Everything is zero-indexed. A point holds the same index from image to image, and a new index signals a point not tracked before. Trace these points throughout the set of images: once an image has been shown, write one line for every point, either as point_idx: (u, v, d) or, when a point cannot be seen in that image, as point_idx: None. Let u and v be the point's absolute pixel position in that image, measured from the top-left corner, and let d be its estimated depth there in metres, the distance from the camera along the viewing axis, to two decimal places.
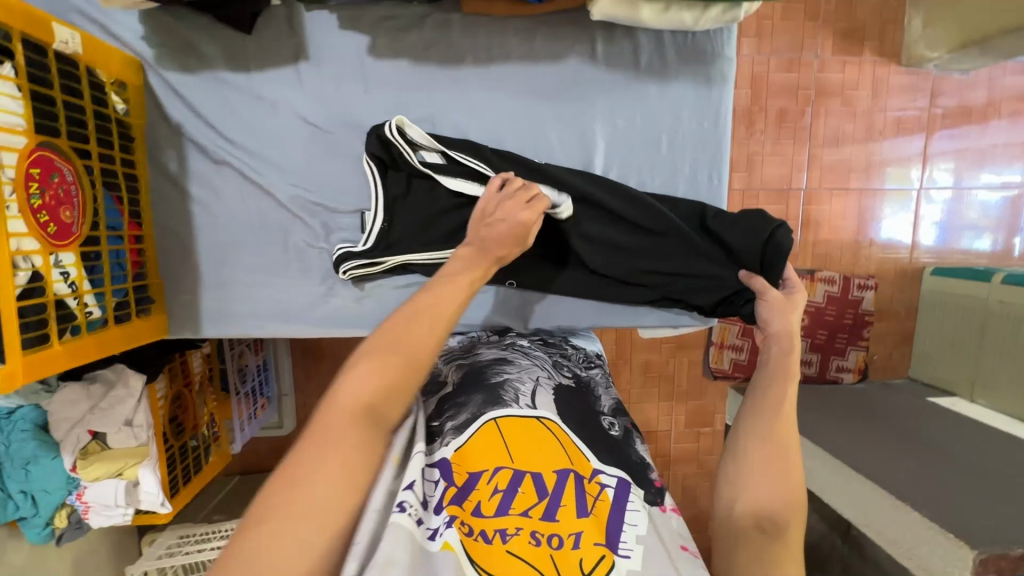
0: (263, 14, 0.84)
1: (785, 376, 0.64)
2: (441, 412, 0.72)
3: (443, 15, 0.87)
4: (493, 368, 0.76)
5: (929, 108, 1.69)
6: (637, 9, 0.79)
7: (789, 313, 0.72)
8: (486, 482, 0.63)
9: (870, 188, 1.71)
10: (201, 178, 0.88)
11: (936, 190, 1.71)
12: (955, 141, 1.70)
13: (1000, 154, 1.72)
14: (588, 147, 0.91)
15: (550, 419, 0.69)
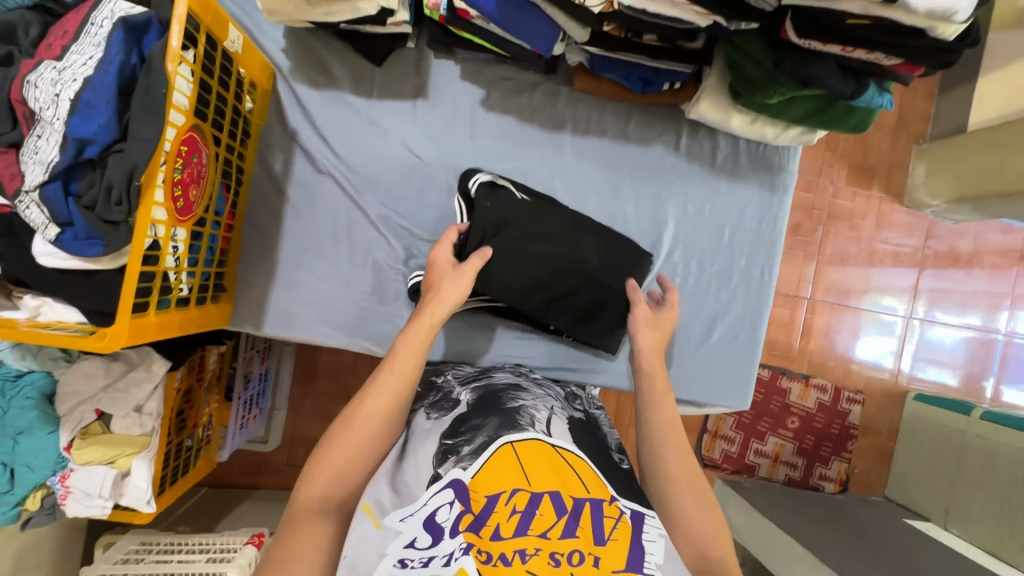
0: (396, 51, 0.92)
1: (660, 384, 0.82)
2: (456, 433, 0.69)
3: (554, 86, 0.97)
4: (508, 394, 0.77)
5: (921, 247, 1.80)
6: (730, 117, 0.90)
7: (647, 340, 0.87)
8: (503, 504, 0.59)
9: (858, 310, 1.78)
10: (301, 182, 0.92)
11: (918, 322, 1.80)
12: (941, 281, 1.81)
13: (975, 303, 1.82)
14: (659, 225, 1.00)
15: (565, 447, 0.67)
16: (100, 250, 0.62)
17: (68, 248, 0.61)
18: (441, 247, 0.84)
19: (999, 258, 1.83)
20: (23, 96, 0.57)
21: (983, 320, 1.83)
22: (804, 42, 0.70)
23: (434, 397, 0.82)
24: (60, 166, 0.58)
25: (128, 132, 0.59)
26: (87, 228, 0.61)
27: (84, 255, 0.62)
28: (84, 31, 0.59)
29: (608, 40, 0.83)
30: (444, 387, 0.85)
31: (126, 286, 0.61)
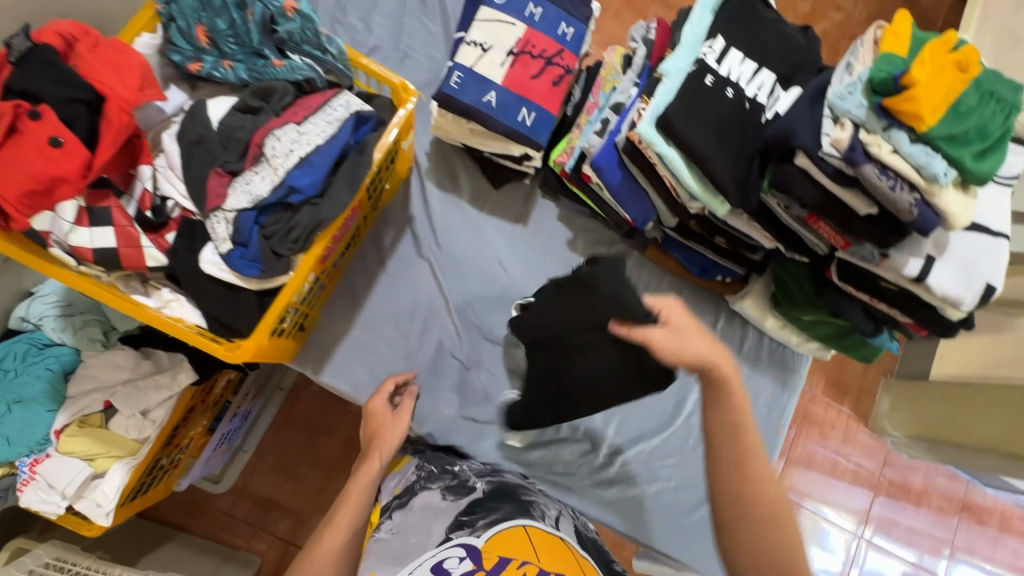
0: (514, 181, 1.10)
1: (746, 463, 0.71)
2: (472, 510, 0.80)
3: (629, 248, 1.14)
4: (523, 489, 0.86)
5: (878, 472, 1.92)
6: (766, 317, 1.08)
7: (697, 334, 0.68)
8: (514, 567, 0.71)
9: (814, 516, 1.87)
10: (400, 259, 1.04)
11: (865, 545, 1.87)
12: (893, 513, 1.90)
13: (919, 543, 1.89)
14: (686, 387, 1.12)
15: (569, 540, 0.79)
16: (256, 273, 0.71)
17: (232, 264, 0.70)
18: (378, 396, 0.91)
19: (944, 502, 1.93)
20: (262, 141, 0.70)
21: (924, 561, 1.89)
22: (842, 283, 0.89)
23: (450, 479, 0.88)
24: (265, 201, 0.69)
25: (325, 193, 0.72)
26: (255, 254, 0.71)
27: (241, 272, 0.71)
28: (323, 108, 0.74)
29: (688, 231, 1.03)
30: (461, 473, 0.90)
31: (270, 314, 0.73)
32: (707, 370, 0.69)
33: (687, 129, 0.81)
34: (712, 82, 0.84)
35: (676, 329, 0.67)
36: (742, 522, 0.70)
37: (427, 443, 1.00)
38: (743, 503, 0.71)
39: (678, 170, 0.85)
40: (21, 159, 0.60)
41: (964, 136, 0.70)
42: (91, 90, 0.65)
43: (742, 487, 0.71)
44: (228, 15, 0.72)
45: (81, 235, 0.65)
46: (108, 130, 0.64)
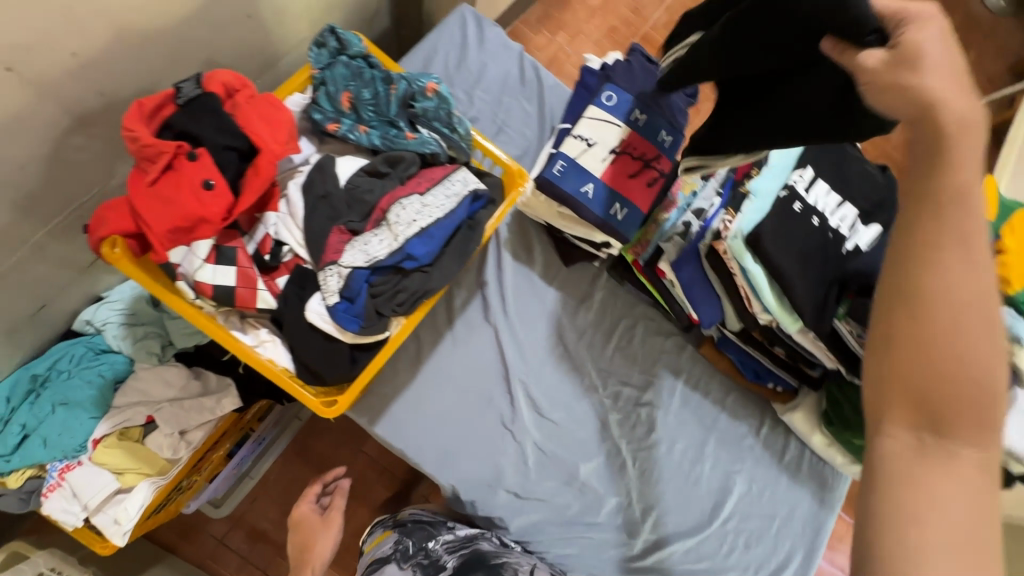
0: (584, 262, 1.14)
1: (933, 257, 0.47)
2: None
3: (685, 341, 1.16)
4: (494, 553, 0.91)
5: None
6: (813, 433, 1.09)
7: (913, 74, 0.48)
8: None
9: None
10: (467, 321, 1.06)
11: None
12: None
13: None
14: (726, 491, 1.11)
15: None
16: (356, 329, 0.72)
17: (336, 318, 0.72)
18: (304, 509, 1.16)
19: None
20: (387, 208, 0.75)
21: None
22: None
23: (422, 557, 0.91)
24: (380, 264, 0.72)
25: (436, 262, 0.75)
26: (359, 312, 0.73)
27: (341, 326, 0.72)
28: (444, 182, 0.78)
29: (749, 337, 1.06)
30: (433, 552, 0.92)
31: (365, 370, 0.74)
32: (918, 122, 0.49)
33: (776, 250, 0.86)
34: (800, 209, 0.89)
35: (910, 55, 0.48)
36: (910, 333, 0.47)
37: (406, 515, 1.01)
38: (906, 307, 0.47)
39: (759, 286, 0.89)
40: (175, 197, 0.65)
41: None
42: (246, 141, 0.70)
43: (921, 297, 0.47)
44: (374, 87, 0.78)
45: (207, 271, 0.68)
46: (254, 180, 0.69)
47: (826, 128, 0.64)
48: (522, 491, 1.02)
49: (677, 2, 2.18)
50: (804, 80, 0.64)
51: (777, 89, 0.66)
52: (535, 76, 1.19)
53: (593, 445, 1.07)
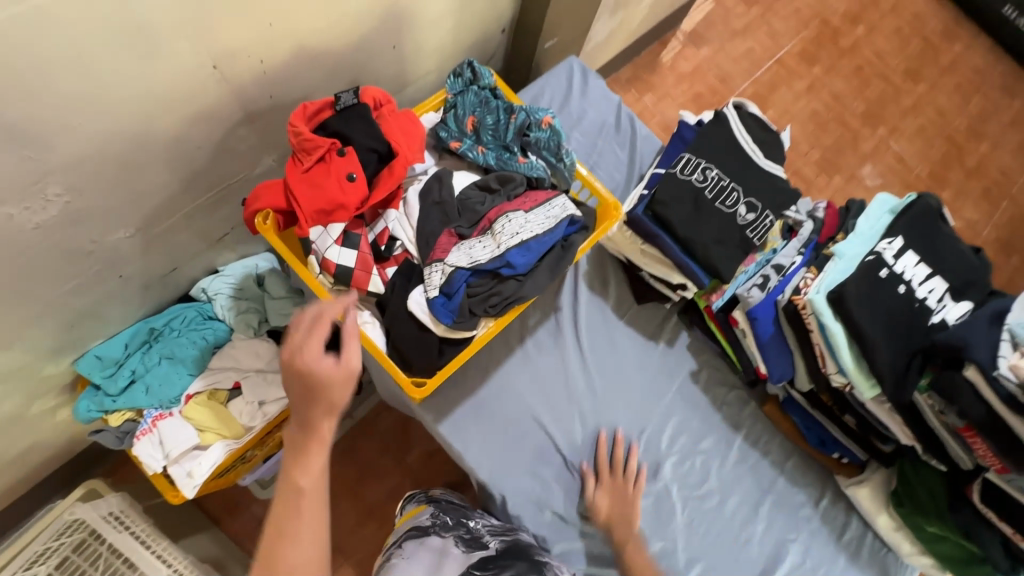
0: (655, 303, 1.16)
1: None
2: (485, 567, 0.85)
3: (748, 396, 1.15)
4: (535, 551, 0.93)
5: None
6: (879, 513, 1.04)
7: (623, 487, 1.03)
8: None
9: None
10: (538, 341, 1.11)
11: None
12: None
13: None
14: (777, 560, 1.06)
15: None
16: (450, 322, 0.79)
17: (434, 309, 0.79)
18: (311, 337, 0.67)
19: None
20: (494, 219, 0.83)
21: None
22: (982, 505, 0.88)
23: (464, 533, 0.94)
24: (481, 267, 0.80)
25: (530, 273, 0.82)
26: (455, 306, 0.80)
27: (437, 317, 0.79)
28: (547, 204, 0.86)
29: (819, 401, 1.04)
30: (474, 530, 0.96)
31: (452, 363, 0.81)
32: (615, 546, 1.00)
33: (859, 312, 0.86)
34: (886, 275, 0.90)
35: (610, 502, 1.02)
36: None
37: (444, 495, 1.04)
38: None
39: (838, 346, 0.89)
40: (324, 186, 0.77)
41: None
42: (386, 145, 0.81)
43: None
44: (496, 115, 0.89)
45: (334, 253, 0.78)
46: (387, 179, 0.80)
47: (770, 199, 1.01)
48: (573, 519, 1.04)
49: (766, 76, 2.26)
50: (734, 171, 1.00)
51: (752, 166, 1.02)
52: (629, 125, 1.28)
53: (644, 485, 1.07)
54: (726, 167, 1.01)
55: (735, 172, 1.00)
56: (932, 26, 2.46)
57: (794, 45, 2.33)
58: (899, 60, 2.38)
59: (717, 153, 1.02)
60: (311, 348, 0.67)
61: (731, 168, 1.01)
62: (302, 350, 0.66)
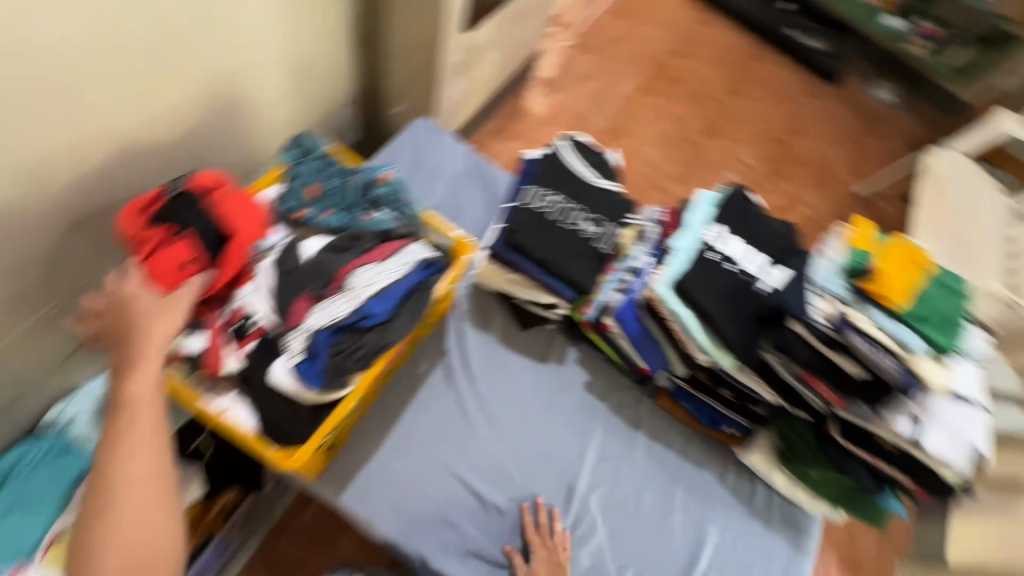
0: (538, 327, 1.22)
1: None
2: None
3: (642, 394, 1.22)
4: None
5: None
6: (773, 472, 1.13)
7: None
8: None
9: None
10: (432, 388, 1.11)
11: None
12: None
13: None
14: (699, 543, 1.11)
15: None
16: (319, 385, 0.79)
17: (300, 374, 0.78)
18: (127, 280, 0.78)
19: None
20: (348, 274, 0.85)
21: None
22: (845, 441, 0.96)
23: None
24: (341, 322, 0.81)
25: (392, 320, 0.84)
26: (321, 366, 0.79)
27: (306, 383, 0.78)
28: (399, 252, 0.89)
29: (698, 381, 1.12)
30: None
31: (325, 425, 0.80)
32: None
33: (697, 293, 0.97)
34: (714, 258, 1.02)
35: None
36: None
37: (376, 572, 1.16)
38: None
39: (689, 327, 0.98)
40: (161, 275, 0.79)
41: (932, 318, 0.84)
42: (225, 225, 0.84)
43: None
44: (337, 179, 0.93)
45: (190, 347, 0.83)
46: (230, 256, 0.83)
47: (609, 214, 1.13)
48: (502, 562, 1.02)
49: (614, 110, 2.55)
50: (574, 195, 1.11)
51: (589, 188, 1.13)
52: (484, 169, 1.37)
53: (561, 506, 1.08)
54: (566, 191, 1.11)
55: (574, 195, 1.11)
56: (738, 51, 2.92)
57: (632, 81, 2.65)
58: (720, 82, 2.78)
59: (556, 181, 1.12)
60: (133, 281, 0.78)
61: (570, 192, 1.12)
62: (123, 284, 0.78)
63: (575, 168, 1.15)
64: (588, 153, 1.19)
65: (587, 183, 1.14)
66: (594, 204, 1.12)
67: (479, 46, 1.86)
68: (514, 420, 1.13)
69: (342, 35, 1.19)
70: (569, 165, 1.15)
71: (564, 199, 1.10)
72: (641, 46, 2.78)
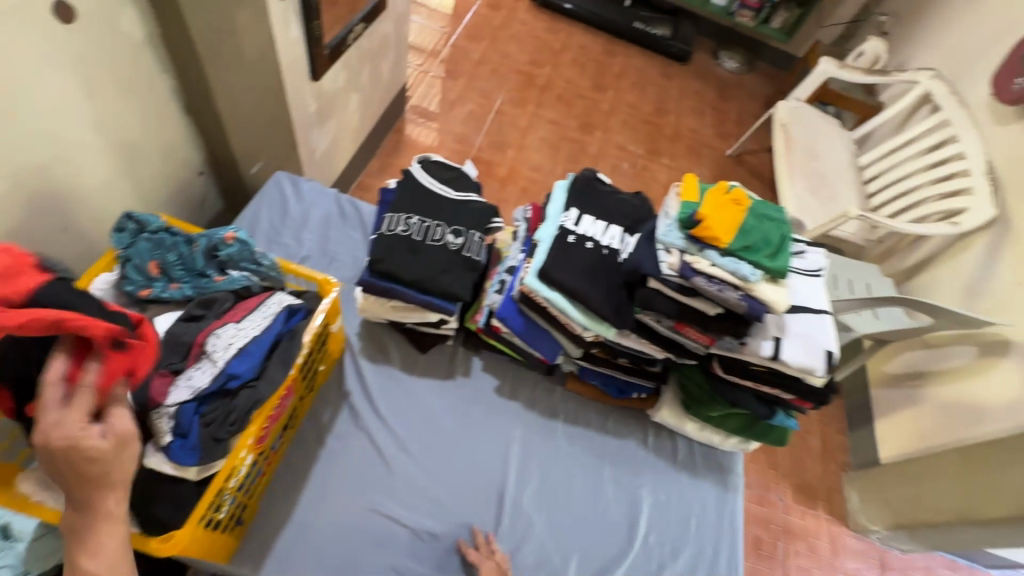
0: (437, 346, 1.24)
1: None
2: None
3: (552, 383, 1.26)
4: None
5: None
6: (683, 422, 1.19)
7: None
8: None
9: None
10: (340, 433, 1.09)
11: None
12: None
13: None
14: (635, 509, 1.15)
15: None
16: (195, 461, 0.75)
17: (172, 455, 0.75)
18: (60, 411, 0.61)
19: None
20: (204, 341, 0.82)
21: None
22: (729, 375, 1.05)
23: None
24: (204, 391, 0.78)
25: (260, 375, 0.82)
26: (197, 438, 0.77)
27: (181, 463, 0.75)
28: (259, 308, 0.88)
29: (594, 357, 1.17)
30: None
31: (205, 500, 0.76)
32: None
33: (562, 276, 1.02)
34: (573, 240, 1.07)
35: None
36: None
37: None
38: None
39: (563, 307, 1.03)
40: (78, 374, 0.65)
41: (756, 246, 0.94)
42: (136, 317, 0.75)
43: None
44: (178, 250, 0.90)
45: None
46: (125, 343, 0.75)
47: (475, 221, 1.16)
48: None
49: (492, 125, 2.64)
50: (434, 212, 1.15)
51: (448, 202, 1.17)
52: (353, 209, 1.39)
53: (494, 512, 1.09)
54: (426, 211, 1.14)
55: (435, 212, 1.15)
56: (593, 52, 3.15)
57: (503, 96, 2.77)
58: (584, 81, 2.98)
59: (414, 203, 1.15)
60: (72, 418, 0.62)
61: (430, 211, 1.15)
62: (64, 423, 0.61)
63: (432, 187, 1.19)
64: (442, 170, 1.23)
65: (445, 198, 1.17)
66: (457, 216, 1.15)
67: (341, 88, 1.86)
68: (430, 442, 1.12)
69: (172, 106, 1.19)
70: (425, 185, 1.18)
71: (425, 219, 1.13)
72: (505, 62, 2.92)
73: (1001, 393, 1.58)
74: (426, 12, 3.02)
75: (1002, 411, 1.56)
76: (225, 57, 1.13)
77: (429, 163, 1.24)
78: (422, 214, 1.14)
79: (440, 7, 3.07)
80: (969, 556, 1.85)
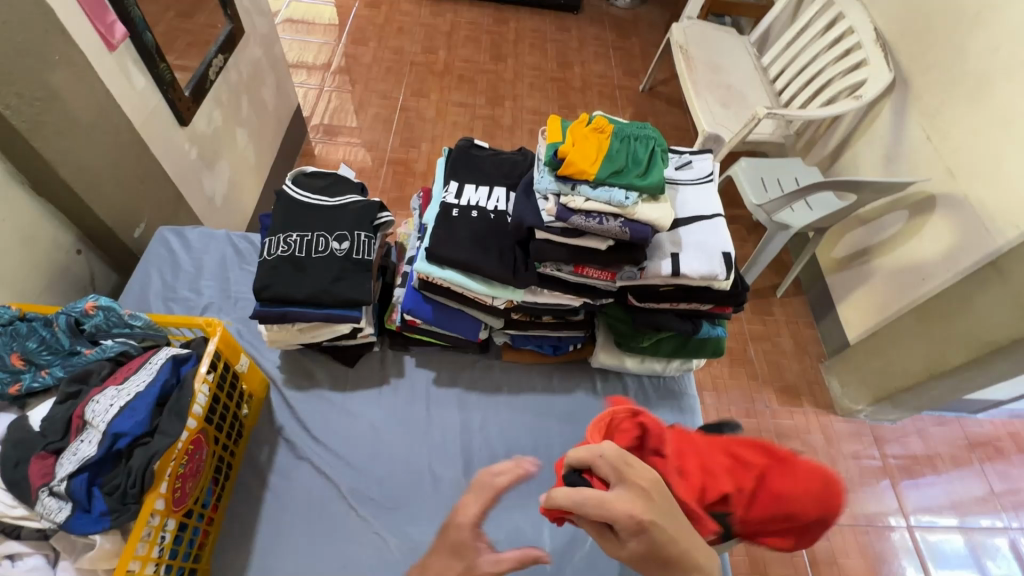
0: (364, 355, 1.21)
1: None
2: None
3: (488, 360, 1.24)
4: None
5: (882, 457, 1.78)
6: (623, 360, 1.18)
7: None
8: None
9: (861, 525, 1.64)
10: (282, 471, 1.06)
11: (933, 534, 1.65)
12: (924, 490, 1.73)
13: (972, 505, 1.71)
14: None
15: None
16: (104, 527, 0.72)
17: (74, 528, 0.71)
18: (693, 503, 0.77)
19: (957, 452, 1.81)
20: (83, 412, 0.78)
21: (993, 521, 1.69)
22: (644, 302, 1.04)
23: None
24: (91, 459, 0.74)
25: (153, 429, 0.78)
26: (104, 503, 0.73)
27: (90, 533, 0.72)
28: (144, 365, 0.85)
29: (519, 323, 1.14)
30: None
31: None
32: None
33: (450, 251, 0.99)
34: (457, 212, 1.05)
35: None
36: None
37: None
38: None
39: (463, 282, 1.01)
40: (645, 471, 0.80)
41: (625, 168, 0.93)
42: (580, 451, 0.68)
43: None
44: (38, 335, 0.86)
45: (6, 551, 0.75)
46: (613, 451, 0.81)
47: (363, 221, 1.12)
48: None
49: (400, 123, 2.57)
50: (314, 224, 1.11)
51: (328, 210, 1.13)
52: (247, 244, 1.35)
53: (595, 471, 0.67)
54: (304, 226, 1.10)
55: (315, 224, 1.11)
56: (486, 24, 3.08)
57: (404, 91, 2.70)
58: (482, 55, 2.92)
59: (290, 221, 1.11)
60: None
61: (309, 224, 1.11)
62: None
63: (305, 199, 1.14)
64: (316, 181, 1.19)
65: (323, 207, 1.13)
66: (339, 221, 1.11)
67: (220, 129, 1.67)
68: (376, 451, 1.10)
69: (16, 192, 1.13)
70: (296, 199, 1.14)
71: (305, 234, 1.09)
72: (399, 58, 2.84)
73: (938, 247, 1.59)
74: (308, 28, 2.91)
75: (940, 263, 1.58)
76: (52, 124, 1.07)
77: (299, 177, 1.19)
78: (301, 230, 1.10)
79: (322, 20, 2.97)
80: (955, 409, 1.87)
